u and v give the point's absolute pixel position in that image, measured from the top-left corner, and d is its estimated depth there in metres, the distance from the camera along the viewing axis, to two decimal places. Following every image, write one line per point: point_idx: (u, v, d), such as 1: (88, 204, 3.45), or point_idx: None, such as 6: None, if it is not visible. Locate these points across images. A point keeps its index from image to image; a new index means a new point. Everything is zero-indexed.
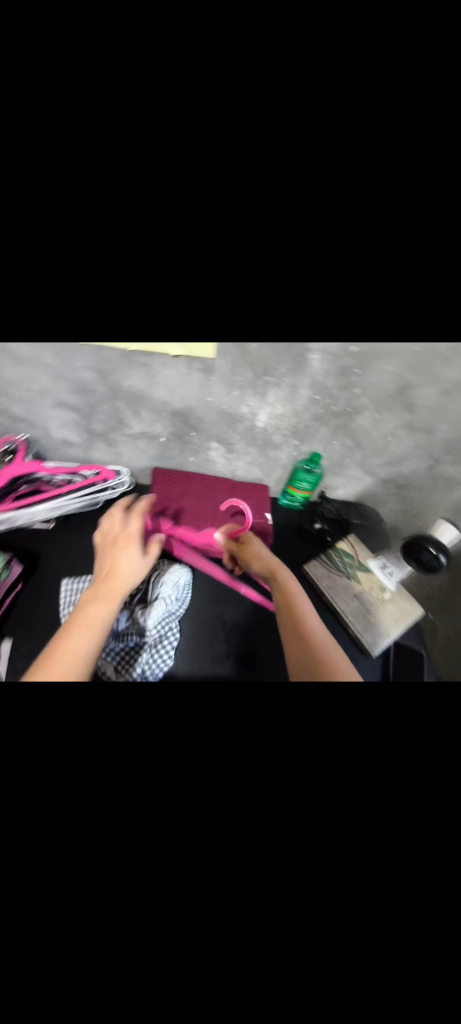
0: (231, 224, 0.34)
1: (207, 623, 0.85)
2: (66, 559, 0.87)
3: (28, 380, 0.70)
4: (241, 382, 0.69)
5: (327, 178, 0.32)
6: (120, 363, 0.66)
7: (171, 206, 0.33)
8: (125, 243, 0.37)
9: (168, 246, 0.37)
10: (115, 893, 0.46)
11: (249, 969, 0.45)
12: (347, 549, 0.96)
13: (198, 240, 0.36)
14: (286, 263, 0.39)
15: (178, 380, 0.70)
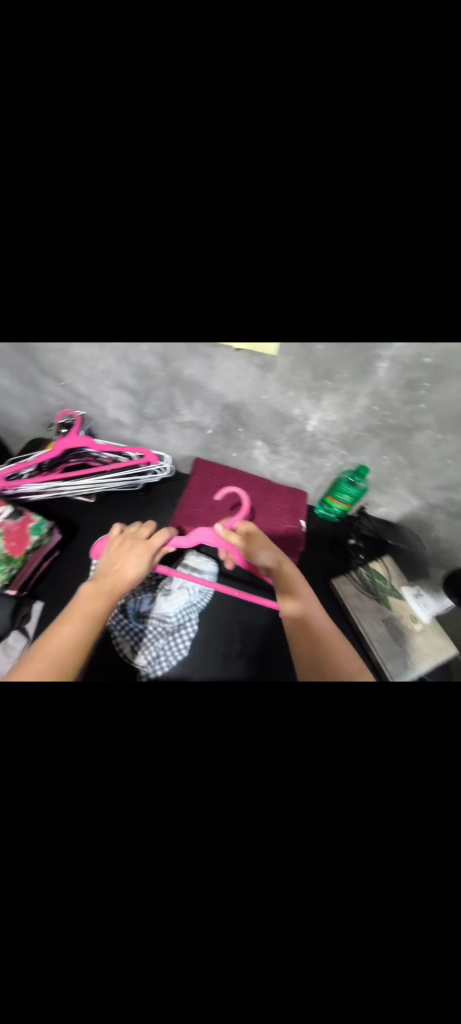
0: (320, 221, 0.33)
1: (226, 620, 0.84)
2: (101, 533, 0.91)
3: (94, 357, 0.73)
4: (298, 384, 0.68)
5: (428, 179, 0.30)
6: (183, 352, 0.68)
7: (262, 201, 0.32)
8: (206, 237, 0.36)
9: (251, 241, 0.36)
10: (94, 894, 0.42)
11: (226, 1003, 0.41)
12: (380, 570, 0.91)
13: (283, 237, 0.35)
14: (370, 260, 0.37)
15: (235, 375, 0.69)
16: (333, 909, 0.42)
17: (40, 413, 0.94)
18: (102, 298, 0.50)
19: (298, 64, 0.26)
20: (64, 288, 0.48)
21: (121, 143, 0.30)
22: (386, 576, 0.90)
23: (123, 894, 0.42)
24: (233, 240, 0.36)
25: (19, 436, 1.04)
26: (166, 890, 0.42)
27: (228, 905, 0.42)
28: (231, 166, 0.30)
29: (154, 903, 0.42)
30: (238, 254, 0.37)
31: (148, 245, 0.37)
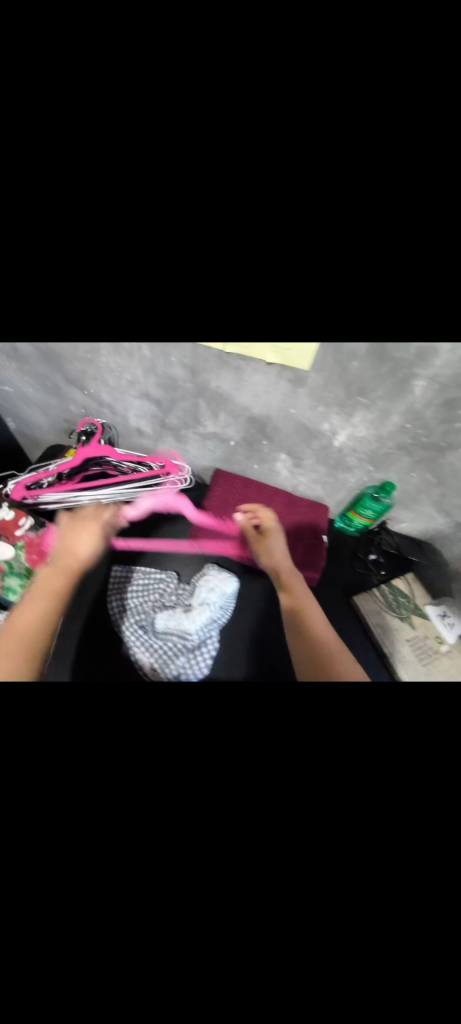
0: (391, 235, 0.30)
1: (246, 635, 0.82)
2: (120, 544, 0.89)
3: (121, 366, 0.72)
4: (329, 398, 0.66)
5: None
6: (213, 363, 0.66)
7: (335, 211, 0.29)
8: (263, 253, 0.33)
9: (315, 256, 0.33)
10: (123, 906, 0.43)
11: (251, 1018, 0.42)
12: (403, 587, 0.90)
13: (350, 253, 0.32)
14: (430, 279, 0.35)
15: (265, 387, 0.68)
16: (363, 945, 0.41)
17: (60, 420, 0.93)
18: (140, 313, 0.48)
19: (385, 65, 0.23)
20: (93, 301, 0.45)
21: (172, 153, 0.28)
22: (409, 594, 0.89)
23: (152, 911, 0.43)
24: (294, 256, 0.33)
25: (38, 442, 1.04)
26: (194, 911, 0.43)
27: (255, 929, 0.43)
28: (308, 168, 0.27)
29: (183, 925, 0.43)
30: (298, 271, 0.35)
31: (199, 261, 0.34)
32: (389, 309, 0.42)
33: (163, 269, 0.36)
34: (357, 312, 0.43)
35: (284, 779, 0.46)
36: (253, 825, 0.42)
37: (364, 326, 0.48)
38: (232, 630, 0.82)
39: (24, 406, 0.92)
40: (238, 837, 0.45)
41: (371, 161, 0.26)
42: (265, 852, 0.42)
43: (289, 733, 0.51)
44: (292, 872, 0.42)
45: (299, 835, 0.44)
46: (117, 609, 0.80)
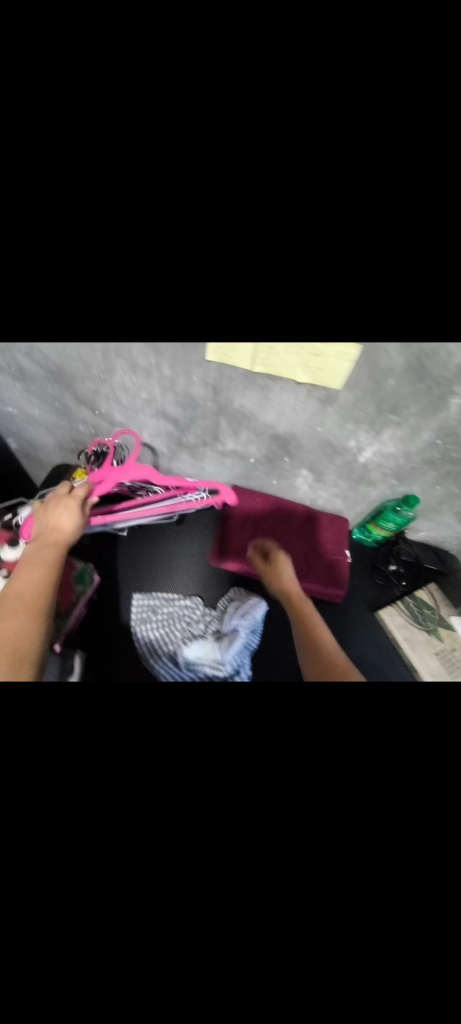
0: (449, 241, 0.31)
1: (276, 658, 0.78)
2: (138, 568, 0.86)
3: (138, 384, 0.68)
4: (359, 416, 0.64)
5: None
6: (239, 383, 0.63)
7: (403, 220, 0.30)
8: (335, 246, 0.34)
9: (377, 257, 0.34)
10: None
11: None
12: (427, 599, 0.91)
13: (413, 259, 0.33)
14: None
15: (292, 406, 0.65)
16: None
17: (67, 439, 0.88)
18: (183, 305, 0.45)
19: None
20: (135, 288, 0.42)
21: None
22: (434, 606, 0.90)
23: None
24: (365, 256, 0.33)
25: (41, 461, 0.99)
26: None
27: None
28: (385, 184, 0.28)
29: None
30: (361, 272, 0.35)
31: (272, 237, 0.34)
32: (444, 313, 0.42)
33: (234, 268, 0.38)
34: (415, 312, 0.42)
35: (402, 840, 0.36)
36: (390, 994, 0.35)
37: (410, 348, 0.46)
38: (269, 653, 0.78)
39: (30, 425, 0.88)
40: (344, 923, 0.34)
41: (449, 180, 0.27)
42: (375, 934, 0.34)
43: (385, 767, 0.41)
44: (404, 966, 0.34)
45: (419, 931, 0.33)
46: (144, 640, 0.77)
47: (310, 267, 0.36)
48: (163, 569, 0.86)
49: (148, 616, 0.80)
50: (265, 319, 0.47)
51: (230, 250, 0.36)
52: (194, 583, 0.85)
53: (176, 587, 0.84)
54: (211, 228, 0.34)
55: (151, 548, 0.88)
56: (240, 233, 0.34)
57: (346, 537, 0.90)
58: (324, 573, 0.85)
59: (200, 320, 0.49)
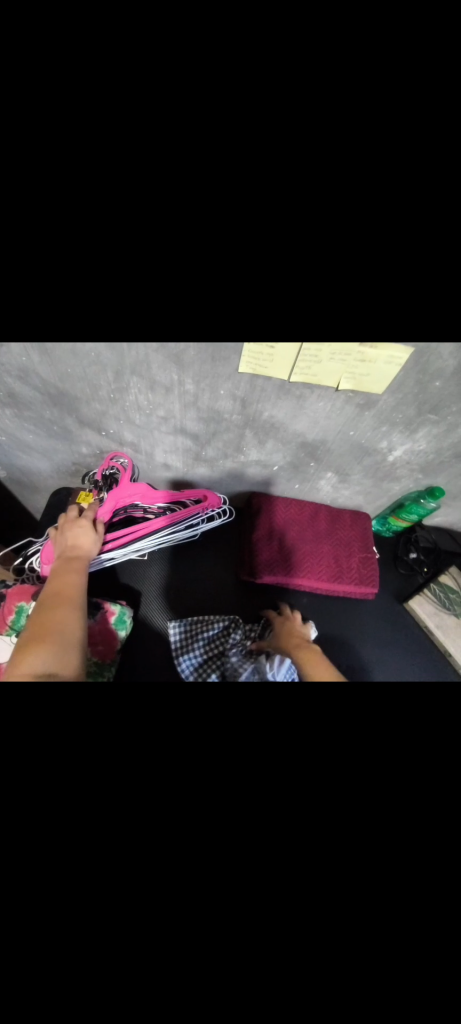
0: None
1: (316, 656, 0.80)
2: (165, 592, 0.80)
3: (155, 403, 0.61)
4: (395, 418, 0.61)
5: None
6: (271, 394, 0.58)
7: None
8: (437, 251, 0.30)
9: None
10: None
11: None
12: (451, 582, 0.92)
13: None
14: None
15: (326, 414, 0.61)
16: None
17: (67, 463, 0.80)
18: (237, 310, 0.40)
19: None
20: (188, 291, 0.35)
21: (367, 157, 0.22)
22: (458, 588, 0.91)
23: None
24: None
25: (35, 488, 0.89)
26: None
27: None
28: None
29: None
30: (456, 275, 0.32)
31: (366, 224, 0.28)
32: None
33: (311, 270, 0.32)
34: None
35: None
36: None
37: None
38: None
39: (22, 452, 0.78)
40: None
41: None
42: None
43: None
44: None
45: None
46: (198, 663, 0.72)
47: (397, 272, 0.31)
48: (197, 588, 0.82)
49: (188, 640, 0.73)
50: (320, 326, 0.43)
51: (313, 252, 0.30)
52: (226, 602, 0.82)
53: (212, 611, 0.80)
54: (298, 231, 0.29)
55: (174, 569, 0.83)
56: (331, 230, 0.28)
57: (369, 530, 0.90)
58: (356, 570, 0.84)
59: (246, 331, 0.44)
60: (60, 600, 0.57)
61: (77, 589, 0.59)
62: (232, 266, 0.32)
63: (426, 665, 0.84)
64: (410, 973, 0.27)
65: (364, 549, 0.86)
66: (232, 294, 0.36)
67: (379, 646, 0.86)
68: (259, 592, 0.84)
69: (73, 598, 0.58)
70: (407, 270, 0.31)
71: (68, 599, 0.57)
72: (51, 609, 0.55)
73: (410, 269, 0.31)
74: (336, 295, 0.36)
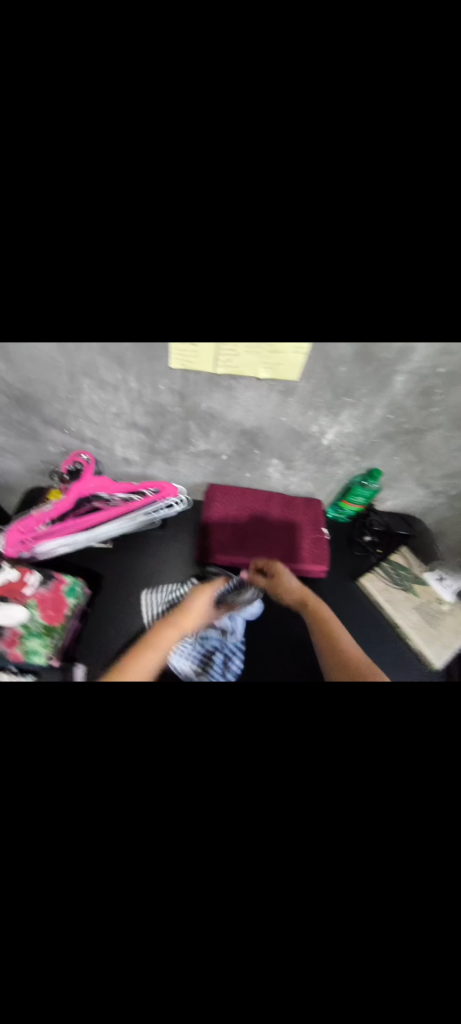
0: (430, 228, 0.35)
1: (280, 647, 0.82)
2: (128, 576, 0.86)
3: (106, 400, 0.69)
4: (318, 403, 0.70)
5: (402, 180, 0.32)
6: (204, 385, 0.66)
7: (372, 201, 0.33)
8: (291, 251, 0.37)
9: (332, 254, 0.38)
10: (226, 919, 0.42)
11: (372, 985, 0.41)
12: (401, 560, 0.99)
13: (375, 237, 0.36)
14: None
15: (256, 402, 0.69)
16: (418, 870, 0.45)
17: (35, 462, 0.87)
18: (154, 305, 0.48)
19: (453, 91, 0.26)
20: (105, 289, 0.44)
21: (184, 160, 0.30)
22: (407, 565, 0.98)
23: (260, 902, 0.42)
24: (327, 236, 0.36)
25: (8, 488, 0.96)
26: (297, 899, 0.42)
27: (350, 889, 0.43)
28: (347, 178, 0.32)
29: (291, 916, 0.42)
30: (319, 267, 0.39)
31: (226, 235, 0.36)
32: (400, 310, 0.47)
33: (195, 267, 0.40)
34: (360, 305, 0.47)
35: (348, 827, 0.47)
36: (354, 882, 0.44)
37: (352, 318, 0.50)
38: (270, 652, 0.81)
39: None
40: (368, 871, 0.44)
41: (407, 181, 0.32)
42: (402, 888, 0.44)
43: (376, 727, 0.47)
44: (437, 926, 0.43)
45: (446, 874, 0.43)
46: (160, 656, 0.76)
47: (258, 258, 0.38)
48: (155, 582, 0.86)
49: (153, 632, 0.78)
50: (226, 318, 0.51)
51: (192, 256, 0.38)
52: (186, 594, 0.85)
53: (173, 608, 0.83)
54: (180, 239, 0.37)
55: (137, 556, 0.89)
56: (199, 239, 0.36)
57: (321, 514, 0.97)
58: (308, 550, 0.90)
59: (167, 327, 0.53)
60: (163, 637, 0.73)
61: (173, 632, 0.74)
62: (122, 269, 0.40)
63: (380, 641, 0.88)
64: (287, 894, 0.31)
65: (315, 531, 0.92)
66: (143, 292, 0.45)
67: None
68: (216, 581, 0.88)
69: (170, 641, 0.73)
70: (264, 257, 0.38)
71: (166, 640, 0.73)
72: (143, 646, 0.71)
73: (272, 269, 0.39)
74: (220, 289, 0.44)
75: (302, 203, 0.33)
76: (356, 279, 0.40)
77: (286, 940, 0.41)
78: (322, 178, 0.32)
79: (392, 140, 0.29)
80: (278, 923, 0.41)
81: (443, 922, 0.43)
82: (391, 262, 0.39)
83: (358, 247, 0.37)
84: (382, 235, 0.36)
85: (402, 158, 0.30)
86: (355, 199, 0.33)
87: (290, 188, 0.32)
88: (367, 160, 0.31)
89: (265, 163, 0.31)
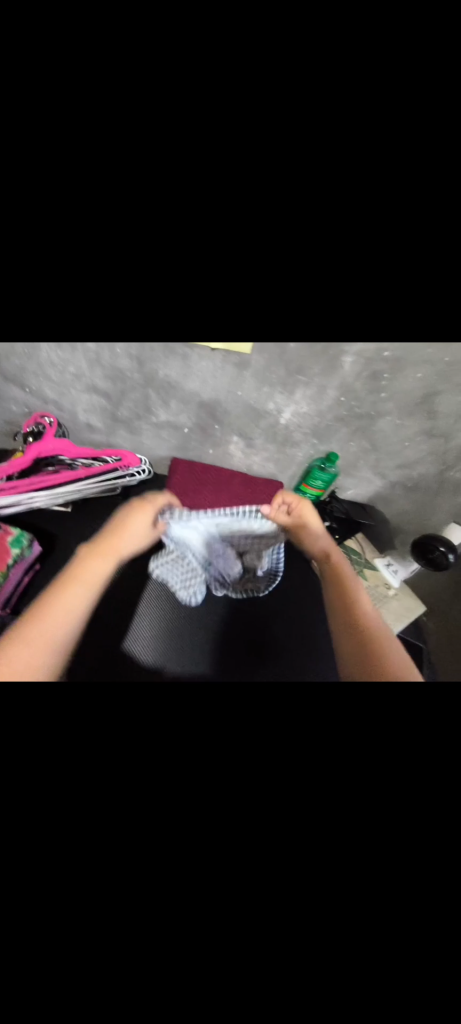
0: (351, 220, 0.33)
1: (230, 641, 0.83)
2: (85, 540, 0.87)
3: (65, 360, 0.71)
4: (272, 379, 0.72)
5: (350, 169, 0.30)
6: (160, 352, 0.68)
7: (278, 192, 0.31)
8: (190, 239, 0.37)
9: (255, 244, 0.38)
10: (124, 905, 0.39)
11: (259, 975, 0.39)
12: (355, 546, 1.03)
13: (291, 225, 0.34)
14: (415, 263, 0.38)
15: (212, 373, 0.72)
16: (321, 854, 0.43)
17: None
18: (92, 298, 0.48)
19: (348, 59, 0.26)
20: (38, 281, 0.45)
21: (98, 146, 0.30)
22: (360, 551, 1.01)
23: (159, 900, 0.39)
24: (238, 224, 0.34)
25: None
26: (202, 887, 0.40)
27: (251, 878, 0.41)
28: (235, 169, 0.31)
29: (191, 898, 0.40)
30: (240, 267, 0.39)
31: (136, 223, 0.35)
32: (333, 310, 0.48)
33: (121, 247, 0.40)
34: (293, 306, 0.47)
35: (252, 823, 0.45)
36: (259, 885, 0.40)
37: (294, 312, 0.50)
38: (221, 645, 0.82)
39: None
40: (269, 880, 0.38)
41: (328, 166, 0.31)
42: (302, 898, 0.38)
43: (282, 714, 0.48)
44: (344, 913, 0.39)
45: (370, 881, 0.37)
46: (115, 652, 0.79)
47: (173, 247, 0.37)
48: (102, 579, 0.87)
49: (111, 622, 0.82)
50: (166, 313, 0.52)
51: (94, 247, 0.38)
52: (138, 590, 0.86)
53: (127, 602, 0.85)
54: (92, 226, 0.36)
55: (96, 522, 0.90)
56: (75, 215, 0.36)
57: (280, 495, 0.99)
58: None
59: (114, 320, 0.54)
60: (91, 565, 0.69)
61: (104, 558, 0.71)
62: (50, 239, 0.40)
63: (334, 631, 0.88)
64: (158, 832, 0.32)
65: None
66: (74, 282, 0.45)
67: (288, 638, 0.86)
68: (163, 586, 0.87)
69: (101, 567, 0.69)
70: (177, 245, 0.37)
71: (90, 571, 0.68)
72: (58, 593, 0.63)
73: (180, 253, 0.39)
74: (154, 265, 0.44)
75: (215, 186, 0.32)
76: (284, 274, 0.40)
77: (174, 924, 0.40)
78: (242, 162, 0.31)
79: (316, 125, 0.29)
80: (170, 910, 0.39)
81: (339, 915, 0.41)
82: (315, 262, 0.38)
83: (274, 243, 0.36)
84: (303, 231, 0.35)
85: (357, 138, 0.29)
86: (275, 181, 0.32)
87: (198, 162, 0.30)
88: (281, 154, 0.30)
89: (167, 125, 0.29)
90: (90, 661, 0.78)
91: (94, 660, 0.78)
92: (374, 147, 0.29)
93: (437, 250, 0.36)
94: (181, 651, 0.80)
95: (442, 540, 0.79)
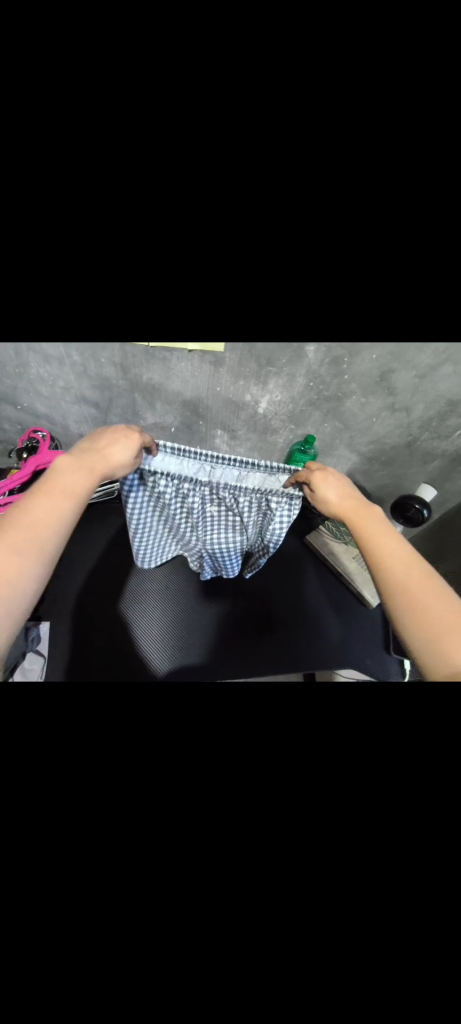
0: (295, 264, 0.37)
1: (240, 619, 0.93)
2: (87, 553, 0.97)
3: (54, 374, 0.77)
4: (246, 373, 0.79)
5: (305, 203, 0.31)
6: (143, 359, 0.74)
7: (232, 258, 0.37)
8: (161, 286, 0.42)
9: (220, 291, 0.43)
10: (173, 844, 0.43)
11: None
12: None
13: (256, 260, 0.36)
14: (352, 293, 0.44)
15: (192, 373, 0.78)
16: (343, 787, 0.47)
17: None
18: (78, 315, 0.53)
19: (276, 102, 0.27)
20: (22, 305, 0.47)
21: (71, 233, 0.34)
22: None
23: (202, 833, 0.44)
24: (205, 259, 0.37)
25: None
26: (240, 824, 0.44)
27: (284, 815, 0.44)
28: (193, 229, 0.33)
29: None
30: (203, 301, 0.45)
31: (110, 279, 0.40)
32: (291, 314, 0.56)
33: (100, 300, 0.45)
34: (260, 331, 0.54)
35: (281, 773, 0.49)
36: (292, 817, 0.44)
37: (257, 318, 0.56)
38: (224, 638, 0.90)
39: None
40: None
41: (285, 223, 0.33)
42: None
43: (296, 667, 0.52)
44: None
45: None
46: (131, 654, 0.85)
47: (144, 288, 0.42)
48: (91, 562, 0.96)
49: (121, 625, 0.89)
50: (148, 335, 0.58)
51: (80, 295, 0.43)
52: (150, 595, 0.93)
53: (132, 610, 0.90)
54: (65, 280, 0.40)
55: (99, 534, 1.00)
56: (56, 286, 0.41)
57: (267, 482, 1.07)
58: None
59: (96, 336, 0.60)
60: (34, 516, 0.46)
61: (68, 501, 0.49)
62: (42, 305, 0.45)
63: (322, 605, 0.97)
64: (207, 930, 0.26)
65: None
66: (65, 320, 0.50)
67: (285, 615, 0.95)
68: (168, 586, 0.94)
69: (64, 512, 0.48)
70: (148, 285, 0.41)
71: (34, 531, 0.45)
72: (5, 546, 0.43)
73: (152, 296, 0.44)
74: (132, 315, 0.50)
75: (173, 243, 0.35)
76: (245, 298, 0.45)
77: None
78: (199, 213, 0.32)
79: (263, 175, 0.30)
80: None
81: None
82: (273, 295, 0.44)
83: (235, 283, 0.41)
84: (260, 273, 0.39)
85: (307, 181, 0.30)
86: (232, 235, 0.34)
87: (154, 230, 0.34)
88: (238, 195, 0.31)
89: (120, 200, 0.31)
90: (106, 662, 0.84)
91: (104, 662, 0.84)
92: (328, 177, 0.30)
93: (375, 282, 0.42)
94: (178, 643, 0.88)
95: (416, 498, 0.95)
